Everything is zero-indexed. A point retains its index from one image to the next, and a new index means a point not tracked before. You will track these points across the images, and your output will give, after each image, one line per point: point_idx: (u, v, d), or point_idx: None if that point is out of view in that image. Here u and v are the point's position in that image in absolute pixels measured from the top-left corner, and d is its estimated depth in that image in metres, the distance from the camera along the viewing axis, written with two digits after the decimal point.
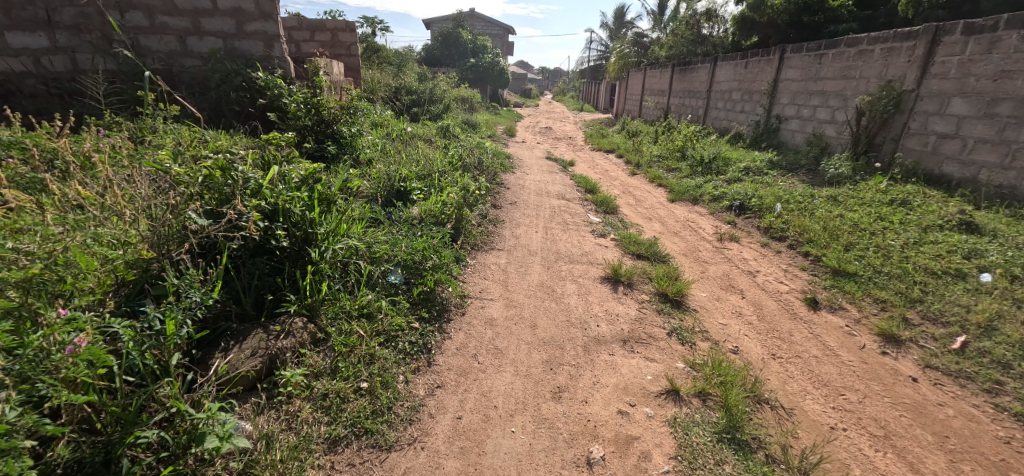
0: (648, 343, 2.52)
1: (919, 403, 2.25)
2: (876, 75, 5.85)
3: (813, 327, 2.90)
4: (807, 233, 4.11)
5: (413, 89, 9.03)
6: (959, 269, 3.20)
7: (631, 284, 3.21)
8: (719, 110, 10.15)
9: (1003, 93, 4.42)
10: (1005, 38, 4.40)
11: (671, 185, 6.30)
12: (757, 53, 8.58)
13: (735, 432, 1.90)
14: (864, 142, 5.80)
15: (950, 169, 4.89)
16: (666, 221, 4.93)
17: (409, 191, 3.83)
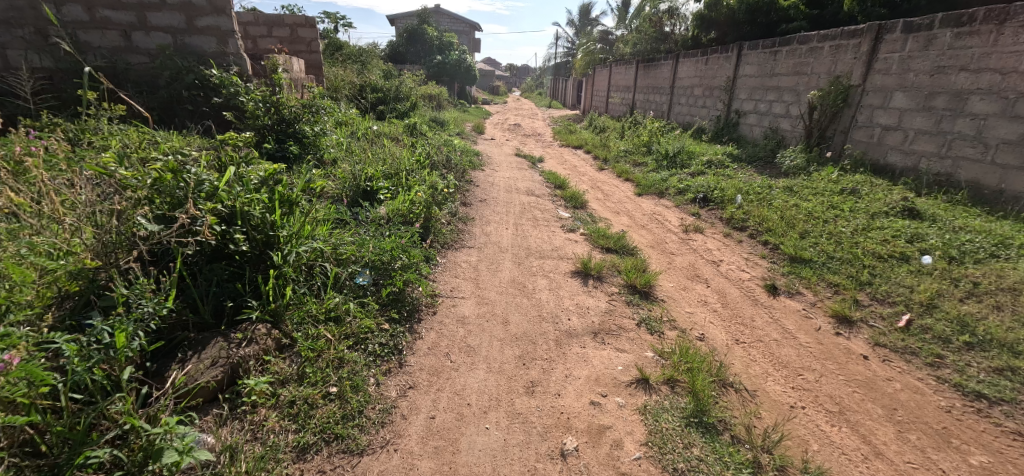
0: (619, 334, 2.57)
1: (870, 379, 2.39)
2: (826, 71, 6.15)
3: (773, 312, 3.03)
4: (766, 223, 4.29)
5: (378, 87, 8.85)
6: (903, 252, 3.41)
7: (601, 277, 3.26)
8: (682, 105, 10.43)
9: (939, 87, 4.70)
10: (940, 36, 4.67)
11: (638, 180, 6.43)
12: (717, 50, 8.86)
13: (702, 416, 1.96)
14: (817, 135, 6.10)
15: (894, 159, 5.18)
16: (633, 215, 5.03)
17: (375, 190, 3.74)
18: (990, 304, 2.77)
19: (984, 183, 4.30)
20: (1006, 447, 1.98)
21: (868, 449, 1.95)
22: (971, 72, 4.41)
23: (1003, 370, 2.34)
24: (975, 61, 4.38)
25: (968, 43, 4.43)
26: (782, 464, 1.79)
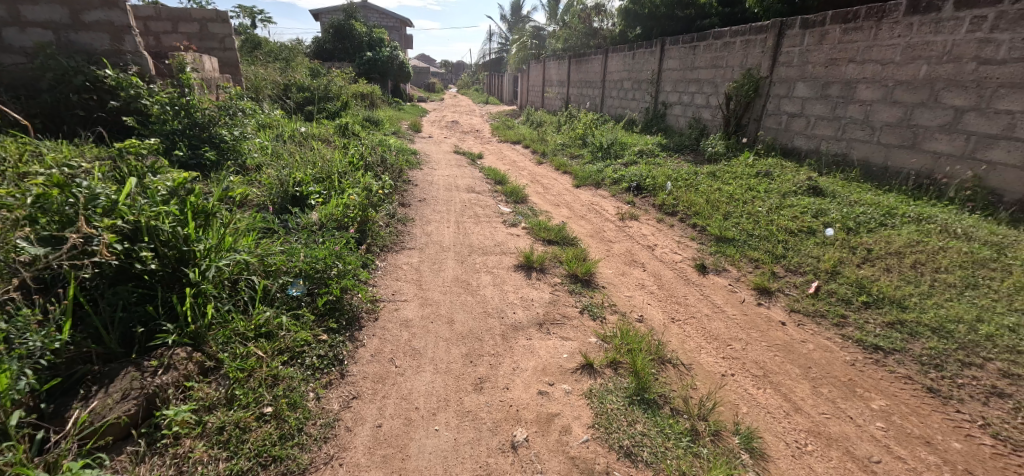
0: (563, 323, 2.63)
1: (788, 342, 2.64)
2: (739, 64, 6.65)
3: (703, 289, 3.25)
4: (693, 207, 4.57)
5: (303, 86, 8.38)
6: (810, 227, 3.78)
7: (544, 269, 3.32)
8: (613, 98, 10.83)
9: (832, 77, 5.22)
10: (831, 31, 5.17)
11: (575, 172, 6.60)
12: (642, 45, 9.29)
13: (643, 393, 2.06)
14: (734, 124, 6.58)
15: (799, 143, 5.71)
16: (573, 206, 5.16)
17: (306, 195, 3.54)
18: (881, 267, 3.14)
19: (873, 161, 4.83)
20: (898, 390, 2.26)
21: (789, 406, 2.14)
22: (857, 63, 4.92)
23: (893, 323, 2.67)
24: (859, 53, 4.89)
25: (853, 38, 4.94)
26: (716, 429, 1.93)
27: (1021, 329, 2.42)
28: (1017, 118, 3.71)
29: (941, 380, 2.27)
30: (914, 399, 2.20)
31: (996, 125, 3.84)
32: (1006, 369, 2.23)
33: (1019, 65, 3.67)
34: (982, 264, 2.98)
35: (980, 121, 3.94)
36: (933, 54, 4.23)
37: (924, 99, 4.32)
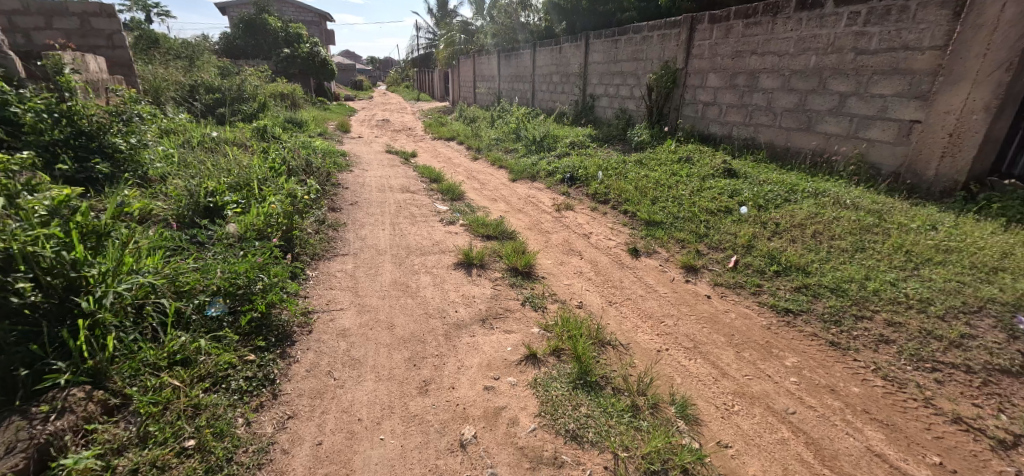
0: (506, 316, 2.65)
1: (713, 314, 2.85)
2: (657, 57, 7.02)
3: (637, 272, 3.41)
4: (623, 194, 4.78)
5: (213, 86, 7.69)
6: (727, 206, 4.10)
7: (484, 265, 3.32)
8: (544, 92, 11.02)
9: (738, 68, 5.66)
10: (735, 25, 5.61)
11: (511, 166, 6.65)
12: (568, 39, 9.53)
13: (586, 376, 2.13)
14: (657, 113, 6.99)
15: (714, 129, 6.15)
16: (510, 200, 5.19)
17: (220, 206, 3.26)
18: (788, 238, 3.48)
19: (777, 144, 5.31)
20: (807, 347, 2.52)
21: (717, 372, 2.32)
22: (759, 55, 5.37)
23: (800, 288, 2.97)
24: (760, 46, 5.35)
25: (754, 31, 5.39)
26: (654, 402, 2.04)
27: (899, 283, 2.78)
28: (886, 101, 4.22)
29: (840, 334, 2.57)
30: (820, 354, 2.46)
31: (871, 108, 4.34)
32: (889, 319, 2.56)
33: (885, 55, 4.18)
34: (867, 230, 3.39)
35: (858, 104, 4.44)
36: (819, 46, 4.71)
37: (815, 86, 4.80)
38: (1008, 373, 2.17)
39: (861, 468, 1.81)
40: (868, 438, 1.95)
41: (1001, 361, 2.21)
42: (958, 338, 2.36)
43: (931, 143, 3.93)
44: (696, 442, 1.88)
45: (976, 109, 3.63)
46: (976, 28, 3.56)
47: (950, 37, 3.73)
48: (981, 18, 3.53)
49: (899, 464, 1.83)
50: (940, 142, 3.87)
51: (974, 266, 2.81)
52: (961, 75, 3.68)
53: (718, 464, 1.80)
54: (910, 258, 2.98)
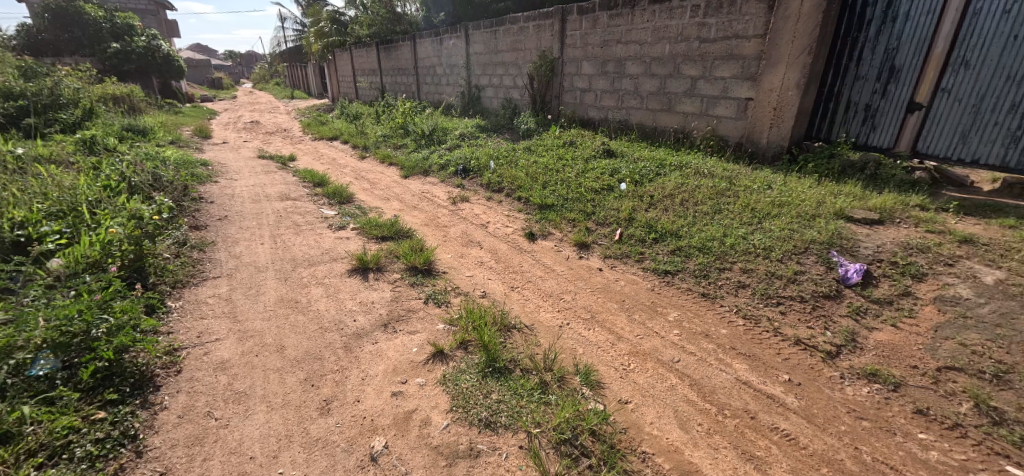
0: (409, 317, 2.58)
1: (605, 284, 3.07)
2: (535, 47, 7.27)
3: (535, 254, 3.54)
4: (516, 181, 4.90)
5: (12, 92, 6.18)
6: (609, 184, 4.43)
7: (381, 268, 3.17)
8: (428, 85, 10.80)
9: (607, 56, 6.09)
10: (601, 17, 6.02)
11: (401, 162, 6.41)
12: (447, 30, 9.42)
13: (495, 363, 2.17)
14: (540, 101, 7.28)
15: (592, 114, 6.57)
16: (404, 198, 5.01)
17: (36, 239, 2.66)
18: (662, 208, 3.87)
19: (646, 124, 5.83)
20: (685, 301, 2.85)
21: (613, 337, 2.51)
22: (623, 44, 5.83)
23: (674, 250, 3.33)
24: (623, 35, 5.81)
25: (617, 22, 5.83)
26: (560, 375, 2.15)
27: (749, 236, 3.27)
28: (726, 82, 4.87)
29: (709, 286, 2.95)
30: (696, 305, 2.80)
31: (715, 89, 4.98)
32: (744, 267, 3.00)
33: (722, 42, 4.82)
34: (721, 194, 3.91)
35: (706, 86, 5.07)
36: (671, 35, 5.26)
37: (671, 71, 5.36)
38: (828, 298, 2.69)
39: (734, 397, 2.11)
40: (737, 371, 2.27)
41: (823, 289, 2.72)
42: (793, 275, 2.85)
43: (761, 117, 4.64)
44: (600, 404, 2.03)
45: (791, 86, 4.36)
46: (784, 19, 4.26)
47: (766, 27, 4.41)
48: (787, 11, 4.23)
49: (761, 388, 2.16)
50: (768, 115, 4.59)
51: (800, 215, 3.41)
52: (777, 58, 4.39)
53: (621, 419, 1.96)
54: (755, 214, 3.52)
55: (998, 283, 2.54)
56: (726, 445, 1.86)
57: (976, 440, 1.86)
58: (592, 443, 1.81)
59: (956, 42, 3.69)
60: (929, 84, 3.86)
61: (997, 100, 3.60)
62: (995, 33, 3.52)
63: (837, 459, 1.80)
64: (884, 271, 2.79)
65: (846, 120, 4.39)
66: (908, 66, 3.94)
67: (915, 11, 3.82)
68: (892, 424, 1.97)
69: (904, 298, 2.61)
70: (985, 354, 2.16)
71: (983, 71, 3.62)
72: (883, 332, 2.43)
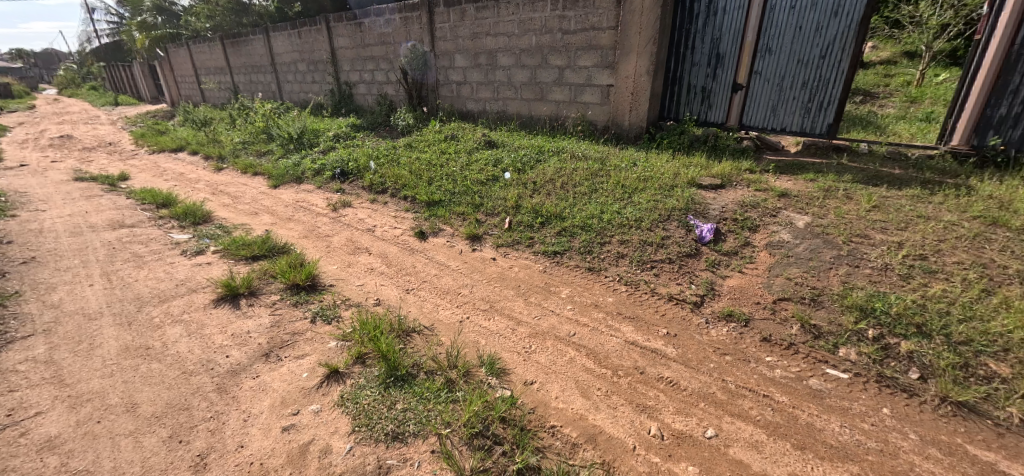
0: (294, 341, 2.35)
1: (501, 273, 3.13)
2: (404, 40, 7.02)
3: (428, 253, 3.46)
4: (399, 180, 4.73)
5: None
6: (493, 175, 4.50)
7: (255, 291, 2.83)
8: (290, 83, 9.85)
9: (478, 48, 6.13)
10: (468, 9, 6.02)
11: (268, 170, 5.76)
12: (306, 23, 8.65)
13: (396, 371, 2.09)
14: (416, 96, 7.10)
15: (470, 106, 6.59)
16: (275, 210, 4.52)
17: None
18: (545, 193, 4.05)
19: (522, 114, 6.02)
20: (575, 278, 3.04)
21: (513, 323, 2.59)
22: (492, 36, 5.91)
23: (560, 231, 3.52)
24: (492, 28, 5.88)
25: (484, 15, 5.88)
26: (465, 370, 2.16)
27: (622, 210, 3.58)
28: (589, 71, 5.24)
29: (594, 260, 3.18)
30: (584, 280, 3.01)
31: (580, 77, 5.33)
32: (621, 239, 3.29)
33: (581, 34, 5.15)
34: (596, 174, 4.22)
35: (572, 75, 5.39)
36: (536, 28, 5.47)
37: (540, 62, 5.59)
38: (690, 256, 3.08)
39: (624, 358, 2.32)
40: (625, 334, 2.50)
41: (685, 249, 3.11)
42: (661, 241, 3.20)
43: (622, 101, 5.10)
44: (507, 390, 2.08)
45: (642, 73, 4.85)
46: (631, 13, 4.71)
47: (617, 20, 4.84)
48: (633, 5, 4.68)
49: (645, 345, 2.41)
50: (627, 99, 5.05)
51: (661, 187, 3.83)
52: (629, 48, 4.83)
53: (528, 400, 2.03)
54: (626, 189, 3.87)
55: (808, 225, 3.14)
56: (623, 403, 2.03)
57: (804, 353, 2.30)
58: (503, 429, 1.85)
59: (761, 32, 4.39)
60: (746, 68, 4.57)
61: (793, 79, 4.36)
62: (786, 24, 4.25)
63: (709, 393, 2.09)
64: (729, 228, 3.27)
65: (689, 100, 5.02)
66: (729, 53, 4.62)
67: (729, 6, 4.48)
68: (747, 354, 2.34)
69: (745, 247, 3.10)
70: (803, 284, 2.67)
71: (781, 56, 4.36)
72: (734, 279, 2.86)
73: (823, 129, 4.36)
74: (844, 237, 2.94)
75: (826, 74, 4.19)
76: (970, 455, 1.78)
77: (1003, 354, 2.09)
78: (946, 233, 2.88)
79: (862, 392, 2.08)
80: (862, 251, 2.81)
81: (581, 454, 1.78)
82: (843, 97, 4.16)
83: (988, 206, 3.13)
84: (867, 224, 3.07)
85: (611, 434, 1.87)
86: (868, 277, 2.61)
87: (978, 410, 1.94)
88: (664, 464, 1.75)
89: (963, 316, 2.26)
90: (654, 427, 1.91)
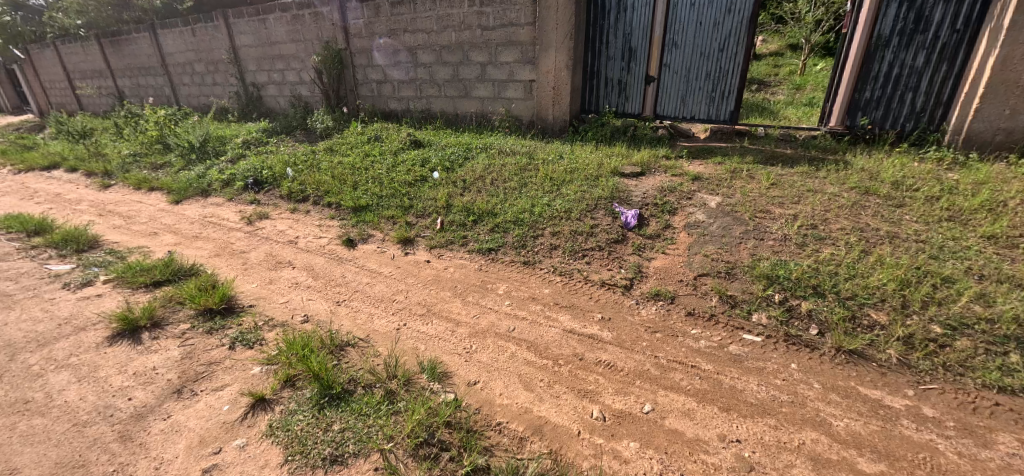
0: (212, 372, 2.15)
1: (436, 275, 3.08)
2: (315, 37, 6.62)
3: (357, 261, 3.31)
4: (321, 187, 4.46)
5: None
6: (421, 175, 4.39)
7: (160, 322, 2.54)
8: (188, 86, 8.93)
9: (396, 45, 5.93)
10: (382, 5, 5.80)
11: (167, 184, 5.17)
12: (200, 20, 7.87)
13: (330, 390, 1.99)
14: (333, 96, 6.73)
15: (392, 105, 6.37)
16: (179, 229, 4.08)
17: None
18: (476, 190, 4.03)
19: (447, 111, 5.94)
20: (511, 273, 3.06)
21: (452, 325, 2.55)
22: (410, 32, 5.75)
23: (493, 228, 3.52)
24: (409, 24, 5.71)
25: (400, 11, 5.70)
26: (405, 378, 2.10)
27: (552, 203, 3.67)
28: (511, 67, 5.28)
29: (528, 254, 3.23)
30: (520, 274, 3.04)
31: (503, 73, 5.35)
32: (553, 231, 3.36)
33: (500, 30, 5.16)
34: (524, 169, 4.28)
35: (495, 71, 5.40)
36: (455, 24, 5.40)
37: (461, 59, 5.53)
38: (618, 242, 3.22)
39: (563, 347, 2.38)
40: (562, 323, 2.56)
41: (613, 236, 3.25)
42: (590, 229, 3.32)
43: (544, 96, 5.20)
44: (451, 393, 2.05)
45: (562, 68, 4.98)
46: (546, 9, 4.80)
47: (534, 16, 4.91)
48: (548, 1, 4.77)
49: (582, 331, 2.49)
50: (549, 94, 5.16)
51: (587, 177, 3.97)
52: (548, 43, 4.93)
53: (473, 401, 2.02)
54: (554, 182, 3.96)
55: (719, 205, 3.42)
56: (566, 390, 2.09)
57: (723, 322, 2.51)
58: (449, 434, 1.83)
59: (667, 28, 4.67)
60: (656, 61, 4.84)
61: (698, 71, 4.69)
62: (688, 20, 4.55)
63: (644, 370, 2.21)
64: (651, 212, 3.47)
65: (608, 93, 5.23)
66: (641, 47, 4.87)
67: (637, 3, 4.72)
68: (674, 329, 2.50)
69: (667, 230, 3.30)
70: (718, 259, 2.90)
71: (686, 49, 4.67)
72: (658, 260, 3.03)
73: (726, 116, 4.74)
74: (749, 214, 3.23)
75: (725, 66, 4.55)
76: (861, 395, 2.04)
77: (881, 304, 2.42)
78: (831, 203, 3.27)
79: (774, 351, 2.31)
80: (765, 225, 3.10)
81: (529, 446, 1.80)
82: (741, 86, 4.55)
83: (862, 177, 3.59)
84: (768, 200, 3.40)
85: (556, 423, 1.92)
86: (772, 248, 2.89)
87: (865, 355, 2.23)
88: (608, 444, 1.82)
89: (848, 275, 2.58)
90: (596, 410, 1.98)
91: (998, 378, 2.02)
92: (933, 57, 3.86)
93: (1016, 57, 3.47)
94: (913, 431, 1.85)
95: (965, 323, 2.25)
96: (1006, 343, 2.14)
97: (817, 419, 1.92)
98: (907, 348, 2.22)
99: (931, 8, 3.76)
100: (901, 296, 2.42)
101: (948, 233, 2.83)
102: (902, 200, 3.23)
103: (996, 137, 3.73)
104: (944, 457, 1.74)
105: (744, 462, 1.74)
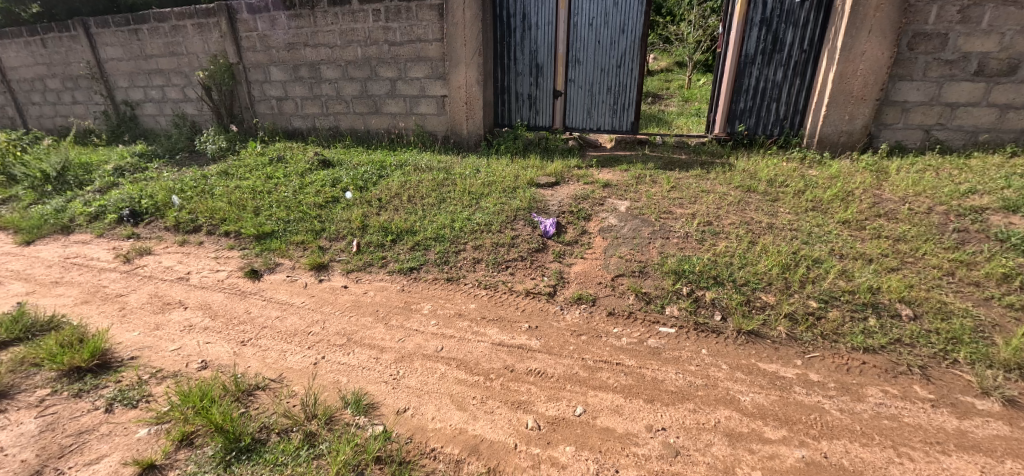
0: (83, 443, 1.82)
1: (356, 301, 2.91)
2: (200, 50, 6.02)
3: (264, 294, 3.02)
4: (216, 214, 4.03)
5: None
6: (333, 196, 4.14)
7: (8, 391, 2.10)
8: (40, 105, 7.64)
9: (297, 59, 5.58)
10: (279, 17, 5.44)
11: (12, 222, 4.32)
12: (51, 28, 6.79)
13: (238, 442, 1.78)
14: (226, 114, 6.17)
15: (296, 123, 5.98)
16: (31, 275, 3.43)
17: None
18: (392, 209, 3.90)
19: (357, 129, 5.69)
20: (436, 290, 3.00)
21: (376, 352, 2.42)
22: (312, 47, 5.45)
23: (414, 246, 3.42)
24: (310, 38, 5.42)
25: (299, 24, 5.39)
26: (327, 417, 1.95)
27: (472, 217, 3.65)
28: (421, 82, 5.22)
29: (452, 270, 3.18)
30: (444, 291, 2.99)
31: (414, 89, 5.28)
32: (474, 245, 3.35)
33: (409, 46, 5.10)
34: (442, 185, 4.23)
35: (405, 87, 5.30)
36: (360, 39, 5.22)
37: (369, 74, 5.36)
38: (539, 251, 3.30)
39: (493, 360, 2.37)
40: (491, 337, 2.55)
41: (534, 245, 3.32)
42: (511, 240, 3.36)
43: (457, 110, 5.21)
44: (380, 425, 1.93)
45: (474, 83, 5.05)
46: (454, 25, 4.84)
47: (442, 32, 4.92)
48: (455, 18, 4.81)
49: (511, 343, 2.50)
50: (462, 109, 5.19)
51: (505, 190, 4.03)
52: (458, 59, 4.97)
53: (403, 430, 1.92)
54: (472, 196, 3.96)
55: (628, 209, 3.64)
56: (499, 405, 2.07)
57: (641, 318, 2.66)
58: (381, 469, 1.72)
59: (570, 46, 4.93)
60: (562, 77, 5.07)
61: (601, 85, 5.00)
62: (588, 39, 4.85)
63: (573, 373, 2.27)
64: (568, 220, 3.60)
65: (519, 107, 5.38)
66: (547, 63, 5.08)
67: (541, 21, 4.93)
68: (598, 330, 2.60)
69: (583, 235, 3.44)
70: (632, 259, 3.07)
71: (588, 66, 4.95)
72: (578, 265, 3.15)
73: (627, 127, 5.09)
74: (655, 215, 3.49)
75: (624, 81, 4.91)
76: (761, 370, 2.27)
77: (768, 287, 2.72)
78: (722, 202, 3.64)
79: (686, 340, 2.50)
80: (669, 224, 3.37)
81: (466, 468, 1.75)
82: (639, 99, 4.93)
83: (744, 177, 4.05)
84: (669, 202, 3.70)
85: (492, 440, 1.89)
86: (677, 245, 3.15)
87: (761, 333, 2.50)
88: (545, 452, 1.83)
89: (740, 263, 2.88)
90: (531, 420, 1.98)
91: (862, 340, 2.36)
92: (790, 72, 4.51)
93: (849, 72, 4.16)
94: (804, 396, 2.10)
95: (833, 296, 2.61)
96: (865, 309, 2.53)
97: (728, 398, 2.10)
98: (793, 324, 2.51)
99: (785, 31, 4.39)
100: (784, 278, 2.75)
101: (813, 221, 3.29)
102: (776, 196, 3.70)
103: (841, 139, 4.43)
104: (830, 415, 1.99)
105: (670, 448, 1.84)
